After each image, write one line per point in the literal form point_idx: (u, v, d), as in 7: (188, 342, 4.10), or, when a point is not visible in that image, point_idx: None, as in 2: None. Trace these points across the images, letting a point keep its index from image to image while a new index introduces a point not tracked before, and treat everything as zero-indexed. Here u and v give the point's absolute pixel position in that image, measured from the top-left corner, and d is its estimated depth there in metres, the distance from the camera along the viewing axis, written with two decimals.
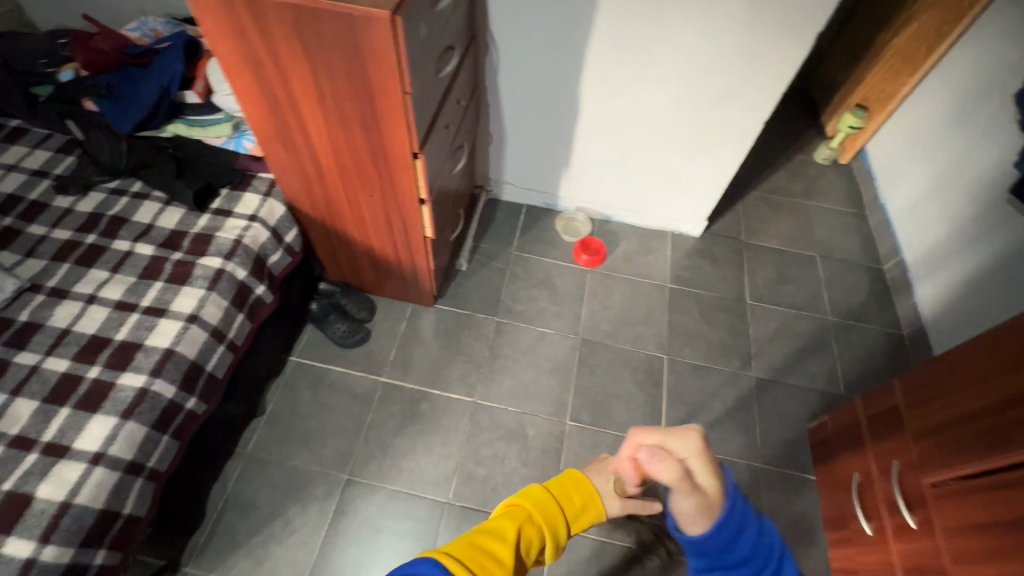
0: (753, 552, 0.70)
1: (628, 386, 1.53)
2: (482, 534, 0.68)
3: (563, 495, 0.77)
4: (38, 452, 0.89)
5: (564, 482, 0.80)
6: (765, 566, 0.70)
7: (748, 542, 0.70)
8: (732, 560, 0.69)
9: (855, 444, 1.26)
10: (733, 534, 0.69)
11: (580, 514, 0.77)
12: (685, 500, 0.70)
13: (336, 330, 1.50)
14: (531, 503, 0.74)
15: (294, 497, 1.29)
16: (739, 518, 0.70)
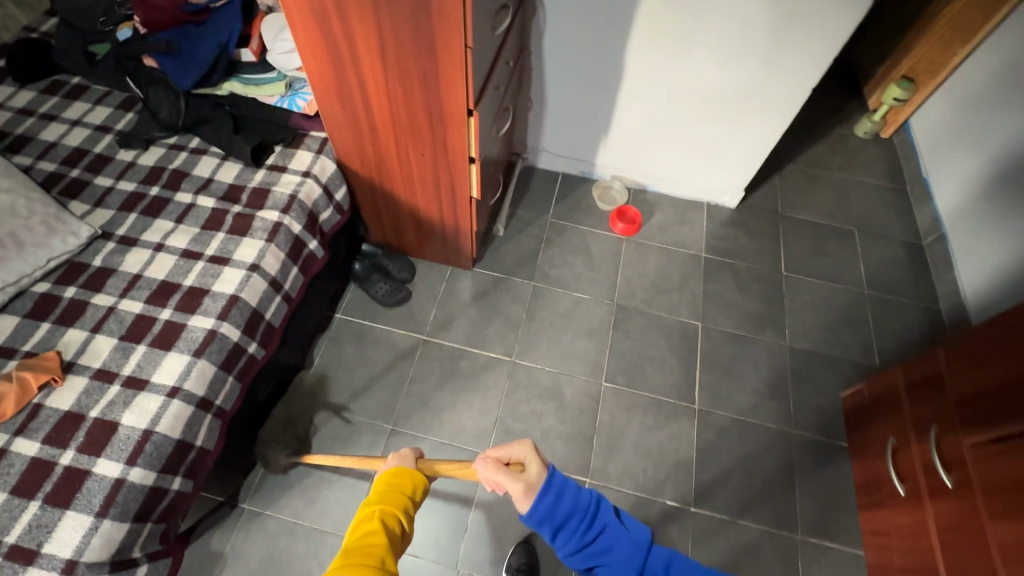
0: (572, 507, 0.80)
1: (662, 351, 1.55)
2: (350, 550, 0.71)
3: (396, 483, 0.81)
4: (120, 384, 0.96)
5: (389, 477, 0.82)
6: (585, 518, 0.80)
7: (566, 501, 0.80)
8: (556, 519, 0.79)
9: (893, 410, 1.27)
10: (556, 499, 0.80)
11: (416, 490, 0.83)
12: (510, 485, 0.80)
13: (379, 289, 1.55)
14: (378, 502, 0.78)
15: (341, 444, 1.35)
16: (559, 483, 0.81)
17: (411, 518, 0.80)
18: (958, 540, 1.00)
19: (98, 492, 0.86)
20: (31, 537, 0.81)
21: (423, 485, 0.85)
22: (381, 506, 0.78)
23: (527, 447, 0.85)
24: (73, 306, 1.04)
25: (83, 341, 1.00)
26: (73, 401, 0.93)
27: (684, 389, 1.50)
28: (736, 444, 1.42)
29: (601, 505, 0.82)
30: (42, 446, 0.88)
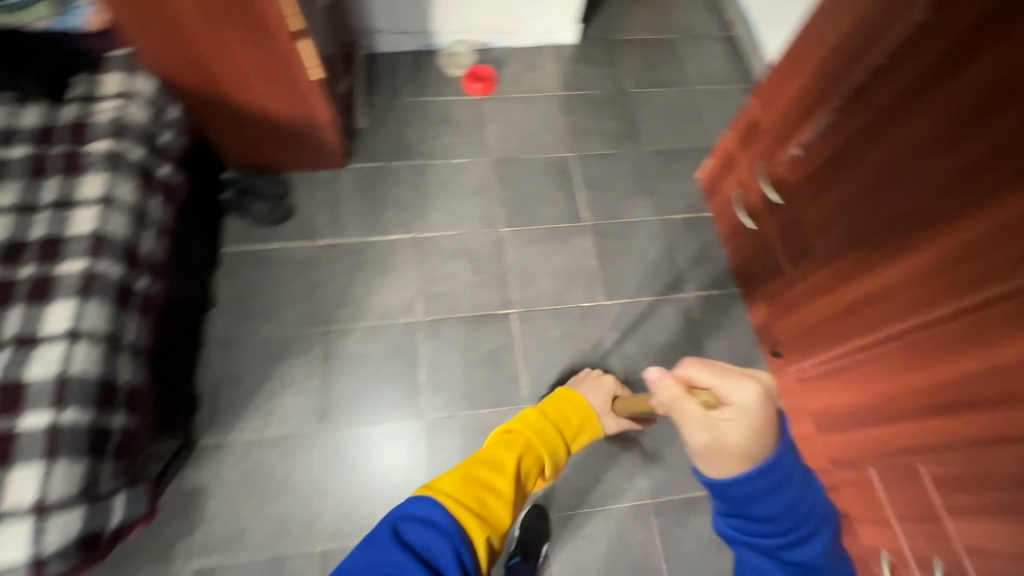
0: (776, 514, 0.74)
1: (546, 187, 1.68)
2: (477, 470, 0.79)
3: (552, 420, 0.94)
4: (8, 347, 0.91)
5: (547, 408, 0.97)
6: (794, 528, 0.75)
7: (767, 505, 0.74)
8: (750, 513, 0.75)
9: (730, 165, 1.52)
10: (760, 497, 0.74)
11: (575, 436, 0.97)
12: (688, 428, 0.74)
13: (257, 211, 1.50)
14: (527, 428, 0.89)
15: (277, 358, 1.38)
16: (782, 480, 0.73)
17: (551, 466, 0.89)
18: (797, 236, 1.28)
19: (36, 442, 0.85)
20: None
21: (586, 427, 0.99)
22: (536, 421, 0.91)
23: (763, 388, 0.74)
24: None
25: None
26: None
27: (573, 213, 1.65)
28: (626, 242, 1.62)
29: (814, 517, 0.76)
30: None
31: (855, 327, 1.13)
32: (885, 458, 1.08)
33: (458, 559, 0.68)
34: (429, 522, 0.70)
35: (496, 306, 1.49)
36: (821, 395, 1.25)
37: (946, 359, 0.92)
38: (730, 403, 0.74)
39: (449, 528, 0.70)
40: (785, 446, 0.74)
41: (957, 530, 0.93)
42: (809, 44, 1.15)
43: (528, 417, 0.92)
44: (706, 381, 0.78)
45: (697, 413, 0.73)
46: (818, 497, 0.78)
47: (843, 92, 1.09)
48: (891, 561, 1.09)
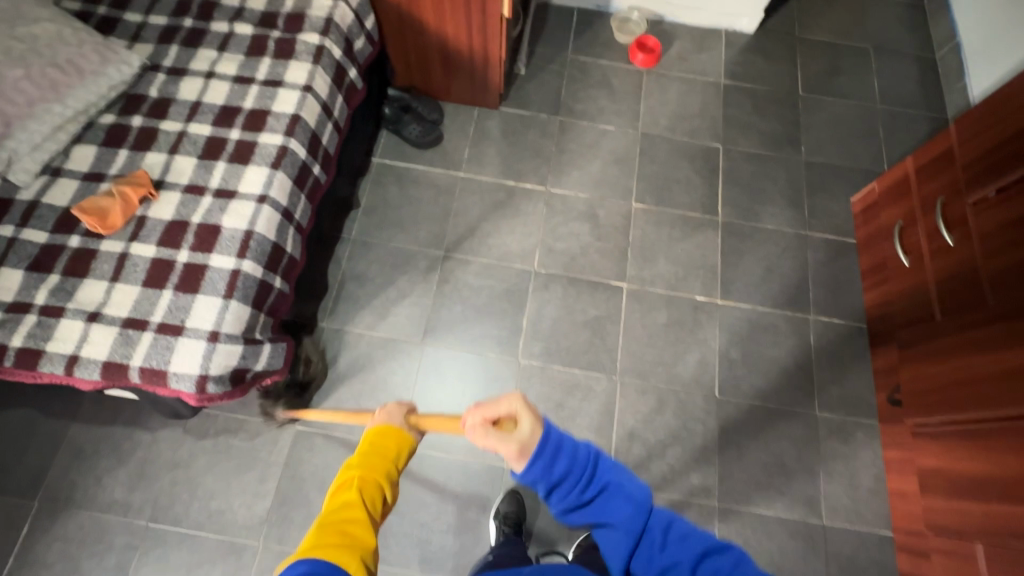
0: (567, 466, 0.69)
1: (687, 172, 1.64)
2: (330, 520, 0.69)
3: (378, 447, 0.78)
4: (212, 196, 1.04)
5: (372, 437, 0.79)
6: (580, 475, 0.69)
7: (563, 458, 0.69)
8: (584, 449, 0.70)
9: (899, 193, 1.40)
10: (551, 457, 0.69)
11: (401, 457, 0.79)
12: (501, 447, 0.70)
13: (411, 131, 1.58)
14: (357, 467, 0.74)
15: (400, 270, 1.47)
16: (553, 439, 0.69)
17: (393, 485, 0.77)
18: (960, 282, 1.18)
19: (221, 280, 0.98)
20: (174, 315, 0.95)
21: (409, 448, 0.81)
22: (358, 468, 0.75)
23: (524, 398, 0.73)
24: (144, 132, 1.09)
25: (164, 161, 1.07)
26: (173, 212, 1.02)
27: (708, 205, 1.60)
28: (758, 247, 1.56)
29: (598, 459, 0.70)
30: (158, 248, 0.99)
31: (1001, 391, 1.04)
32: (999, 535, 1.00)
33: None
34: None
35: (610, 276, 1.50)
36: (936, 453, 1.17)
37: None
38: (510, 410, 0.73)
39: None
40: (545, 422, 0.71)
41: None
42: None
43: (358, 457, 0.76)
44: (482, 413, 0.74)
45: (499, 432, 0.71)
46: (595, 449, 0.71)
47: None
48: None
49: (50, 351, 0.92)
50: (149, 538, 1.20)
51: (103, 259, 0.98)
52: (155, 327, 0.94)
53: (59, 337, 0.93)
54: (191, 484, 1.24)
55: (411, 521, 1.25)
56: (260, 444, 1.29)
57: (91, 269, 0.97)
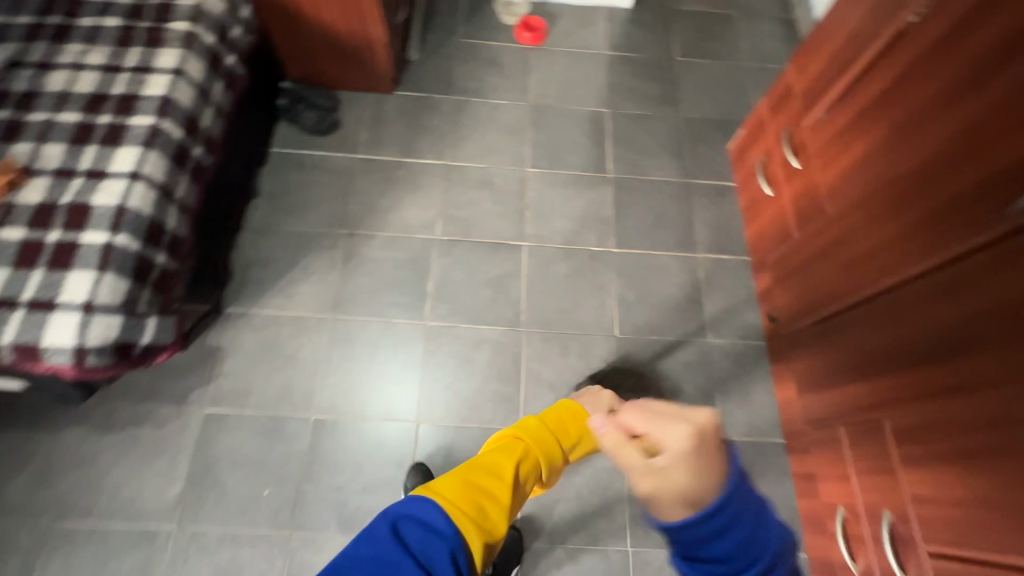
0: (734, 551, 0.53)
1: (578, 137, 1.74)
2: (475, 472, 0.73)
3: (562, 422, 0.86)
4: (82, 177, 1.06)
5: (552, 415, 0.86)
6: (743, 568, 0.54)
7: (736, 541, 0.53)
8: (748, 551, 0.54)
9: (759, 131, 1.53)
10: (715, 537, 0.53)
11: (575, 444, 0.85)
12: (637, 479, 0.55)
13: (306, 118, 1.63)
14: (524, 436, 0.81)
15: (304, 250, 1.50)
16: (734, 516, 0.53)
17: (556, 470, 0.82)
18: (807, 200, 1.30)
19: (94, 254, 0.99)
20: (45, 292, 0.96)
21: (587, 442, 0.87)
22: (533, 440, 0.80)
23: (700, 431, 0.54)
24: (11, 125, 1.10)
25: (32, 150, 1.08)
26: (42, 195, 1.03)
27: (599, 164, 1.70)
28: (647, 197, 1.66)
29: (773, 561, 0.55)
30: (27, 230, 1.00)
31: (845, 288, 1.15)
32: (853, 414, 1.11)
33: (454, 563, 0.63)
34: (428, 522, 0.65)
35: (510, 237, 1.57)
36: (806, 356, 1.28)
37: (925, 313, 0.94)
38: (667, 448, 0.55)
39: (448, 532, 0.65)
40: (728, 488, 0.54)
41: (909, 478, 0.97)
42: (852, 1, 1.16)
43: (528, 425, 0.83)
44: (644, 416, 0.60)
45: (640, 460, 0.55)
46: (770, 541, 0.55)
47: (869, 53, 1.09)
48: (844, 517, 1.13)
49: None
50: (53, 535, 1.17)
51: None
52: (25, 305, 0.95)
53: None
54: (97, 476, 1.23)
55: (327, 485, 1.27)
56: (168, 430, 1.28)
57: None
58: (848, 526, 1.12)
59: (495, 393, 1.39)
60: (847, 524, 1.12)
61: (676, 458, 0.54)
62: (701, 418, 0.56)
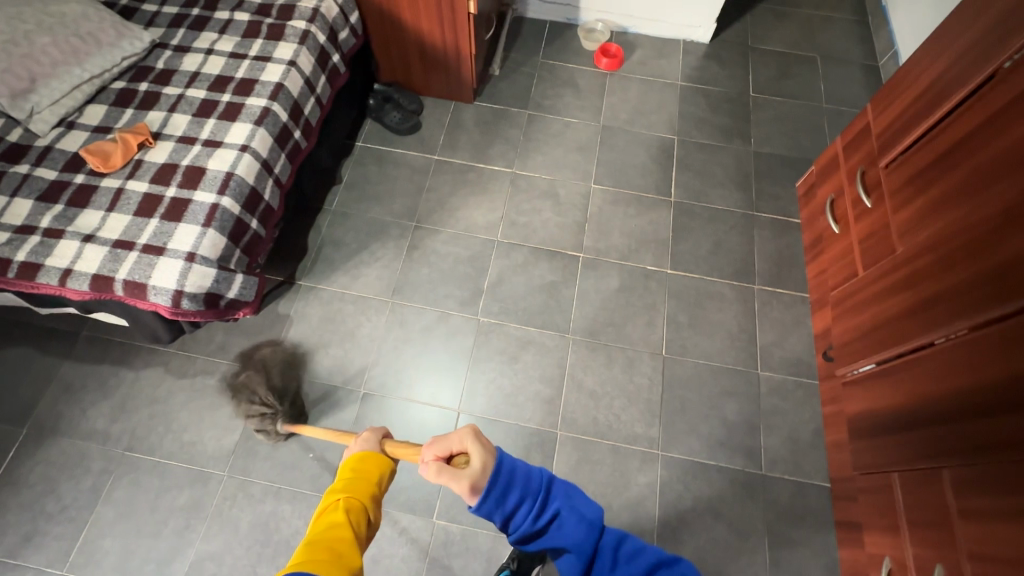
0: (519, 494, 0.71)
1: (644, 159, 1.78)
2: (311, 551, 0.66)
3: (362, 471, 0.79)
4: (201, 145, 1.19)
5: (354, 464, 0.80)
6: (535, 503, 0.71)
7: (517, 489, 0.71)
8: (531, 487, 0.71)
9: (831, 170, 1.52)
10: (504, 488, 0.71)
11: (382, 478, 0.81)
12: (452, 483, 0.72)
13: (391, 118, 1.76)
14: (341, 491, 0.75)
15: (374, 237, 1.61)
16: (506, 473, 0.72)
17: (376, 508, 0.77)
18: (878, 239, 1.27)
19: (202, 212, 1.12)
20: (158, 239, 1.08)
21: (389, 470, 0.83)
22: (345, 496, 0.75)
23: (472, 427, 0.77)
24: (149, 96, 1.26)
25: (163, 118, 1.23)
26: (166, 157, 1.18)
27: (663, 187, 1.73)
28: (707, 224, 1.67)
29: (551, 487, 0.73)
30: (150, 185, 1.14)
31: (908, 330, 1.12)
32: (908, 462, 1.06)
33: None
34: None
35: (567, 247, 1.62)
36: (862, 397, 1.24)
37: (994, 360, 0.90)
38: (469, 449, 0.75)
39: None
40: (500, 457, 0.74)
41: (965, 533, 0.91)
42: (945, 45, 1.15)
43: (336, 486, 0.76)
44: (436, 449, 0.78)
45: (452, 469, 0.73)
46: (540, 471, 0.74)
47: (958, 95, 1.08)
48: (892, 570, 1.07)
49: (48, 265, 1.05)
50: (123, 463, 1.29)
51: (102, 194, 1.13)
52: (140, 248, 1.07)
53: (57, 254, 1.06)
54: (167, 416, 1.34)
55: None
56: (233, 384, 1.39)
57: (91, 201, 1.12)
58: None
59: (537, 393, 1.41)
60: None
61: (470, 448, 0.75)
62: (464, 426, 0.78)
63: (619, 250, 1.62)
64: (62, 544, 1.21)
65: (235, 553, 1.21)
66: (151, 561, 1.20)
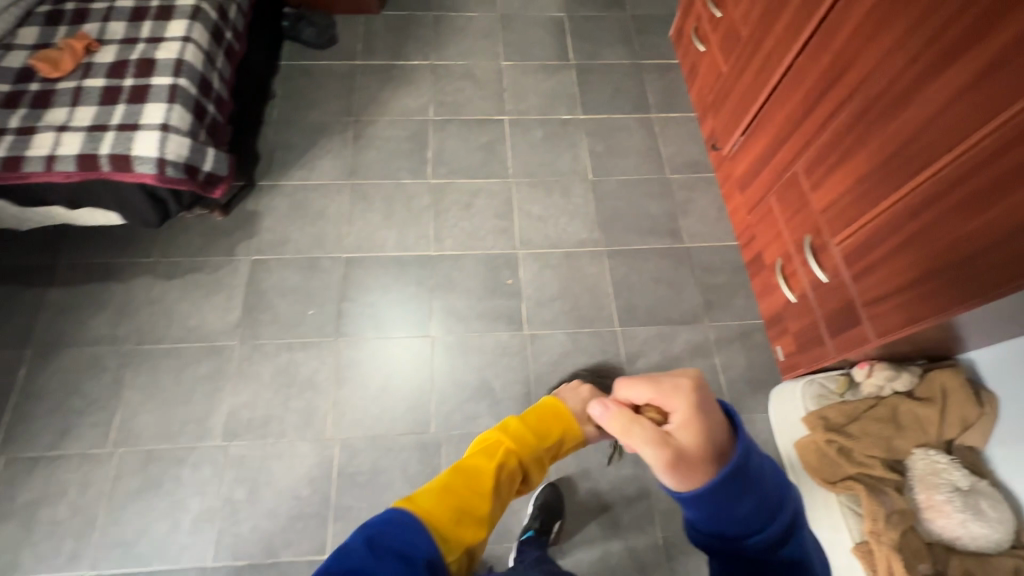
0: (755, 509, 0.56)
1: (542, 36, 2.04)
2: (463, 471, 0.68)
3: (541, 422, 0.76)
4: (145, 43, 1.30)
5: (540, 413, 0.77)
6: (764, 525, 0.56)
7: (754, 494, 0.56)
8: (737, 513, 0.56)
9: (691, 6, 1.83)
10: (736, 494, 0.56)
11: (558, 440, 0.76)
12: (649, 447, 0.60)
13: (308, 34, 1.89)
14: (516, 425, 0.75)
15: (319, 135, 1.76)
16: (744, 477, 0.56)
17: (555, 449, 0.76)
18: (728, 38, 1.60)
19: (164, 92, 1.24)
20: (130, 118, 1.21)
21: (571, 436, 0.77)
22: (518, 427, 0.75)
23: (695, 391, 0.63)
24: (78, 11, 1.34)
25: (100, 27, 1.33)
26: (114, 57, 1.28)
27: (563, 55, 2.00)
28: (606, 76, 1.96)
29: (787, 528, 0.57)
30: (106, 80, 1.25)
31: (761, 88, 1.44)
32: (779, 179, 1.39)
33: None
34: (400, 546, 0.57)
35: (492, 113, 1.85)
36: (744, 160, 1.57)
37: (813, 67, 1.22)
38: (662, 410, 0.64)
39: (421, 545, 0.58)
40: (742, 452, 0.58)
41: (818, 199, 1.24)
42: None
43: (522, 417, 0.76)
44: (636, 395, 0.68)
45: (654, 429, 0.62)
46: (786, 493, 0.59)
47: None
48: (782, 264, 1.40)
49: (29, 154, 1.15)
50: (137, 355, 1.40)
51: (61, 94, 1.23)
52: (115, 128, 1.19)
53: (36, 146, 1.16)
54: (167, 311, 1.46)
55: (362, 303, 1.51)
56: (223, 274, 1.52)
57: (53, 101, 1.22)
58: (786, 271, 1.39)
59: (496, 227, 1.64)
60: (784, 271, 1.39)
61: (689, 416, 0.61)
62: (690, 381, 0.64)
63: (536, 108, 1.87)
64: (100, 429, 1.32)
65: (265, 397, 1.37)
66: (190, 421, 1.34)
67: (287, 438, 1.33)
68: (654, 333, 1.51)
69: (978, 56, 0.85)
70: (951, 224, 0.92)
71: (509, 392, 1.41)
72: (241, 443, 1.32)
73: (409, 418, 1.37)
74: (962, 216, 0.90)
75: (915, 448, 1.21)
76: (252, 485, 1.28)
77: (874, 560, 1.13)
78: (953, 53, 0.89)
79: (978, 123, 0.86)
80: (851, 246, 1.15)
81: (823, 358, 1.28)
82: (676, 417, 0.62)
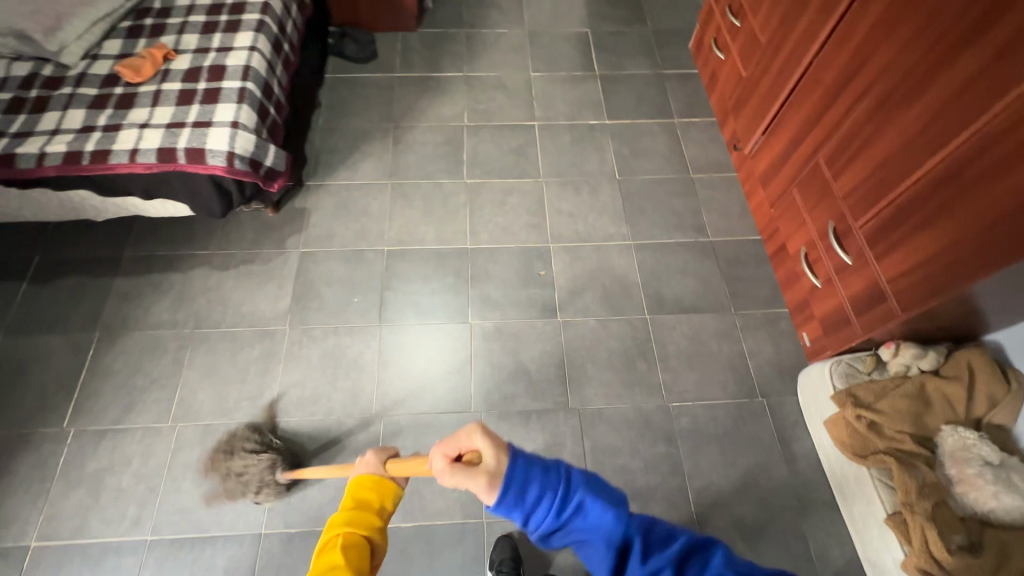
0: (542, 488, 0.68)
1: (568, 50, 2.17)
2: None
3: (364, 502, 0.89)
4: (216, 52, 1.44)
5: (356, 495, 0.90)
6: (557, 502, 0.68)
7: (535, 481, 0.68)
8: (532, 496, 0.68)
9: (710, 18, 1.95)
10: (523, 486, 0.68)
11: (385, 507, 0.91)
12: (472, 483, 0.70)
13: (351, 50, 2.04)
14: (345, 523, 0.86)
15: (362, 140, 1.88)
16: (523, 474, 0.69)
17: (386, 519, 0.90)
18: (749, 45, 1.70)
19: (234, 94, 1.37)
20: (204, 117, 1.33)
21: (393, 495, 0.92)
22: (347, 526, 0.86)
23: (479, 427, 0.75)
24: (157, 26, 1.49)
25: (176, 39, 1.47)
26: (189, 64, 1.42)
27: (587, 67, 2.12)
28: (629, 86, 2.07)
29: (578, 492, 0.68)
30: (182, 84, 1.38)
31: (781, 88, 1.53)
32: (802, 171, 1.46)
33: None
34: None
35: (522, 120, 1.96)
36: (766, 157, 1.65)
37: (833, 64, 1.31)
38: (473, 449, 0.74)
39: None
40: (513, 453, 0.71)
41: (840, 186, 1.31)
42: None
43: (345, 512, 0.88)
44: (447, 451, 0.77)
45: (467, 467, 0.71)
46: (568, 469, 0.70)
47: None
48: (806, 252, 1.46)
49: (115, 149, 1.28)
50: (196, 338, 1.50)
51: (142, 97, 1.36)
52: (190, 125, 1.32)
53: (121, 141, 1.29)
54: (223, 298, 1.56)
55: (404, 292, 1.60)
56: (274, 265, 1.62)
57: (136, 103, 1.35)
58: (810, 258, 1.45)
59: (528, 223, 1.73)
60: (809, 258, 1.45)
61: (478, 442, 0.73)
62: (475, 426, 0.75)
63: (564, 115, 1.98)
64: (161, 405, 1.40)
65: (314, 377, 1.45)
66: (244, 399, 1.42)
67: (335, 415, 1.40)
68: (683, 321, 1.57)
69: (991, 41, 0.92)
70: (966, 198, 0.99)
71: (543, 376, 1.48)
72: (291, 419, 1.39)
73: (449, 398, 1.44)
74: (977, 190, 0.97)
75: (943, 425, 1.25)
76: (302, 458, 1.35)
77: (908, 531, 1.14)
78: (964, 40, 0.96)
79: (992, 103, 0.92)
80: (873, 228, 1.21)
81: (850, 339, 1.33)
82: (479, 446, 0.73)
